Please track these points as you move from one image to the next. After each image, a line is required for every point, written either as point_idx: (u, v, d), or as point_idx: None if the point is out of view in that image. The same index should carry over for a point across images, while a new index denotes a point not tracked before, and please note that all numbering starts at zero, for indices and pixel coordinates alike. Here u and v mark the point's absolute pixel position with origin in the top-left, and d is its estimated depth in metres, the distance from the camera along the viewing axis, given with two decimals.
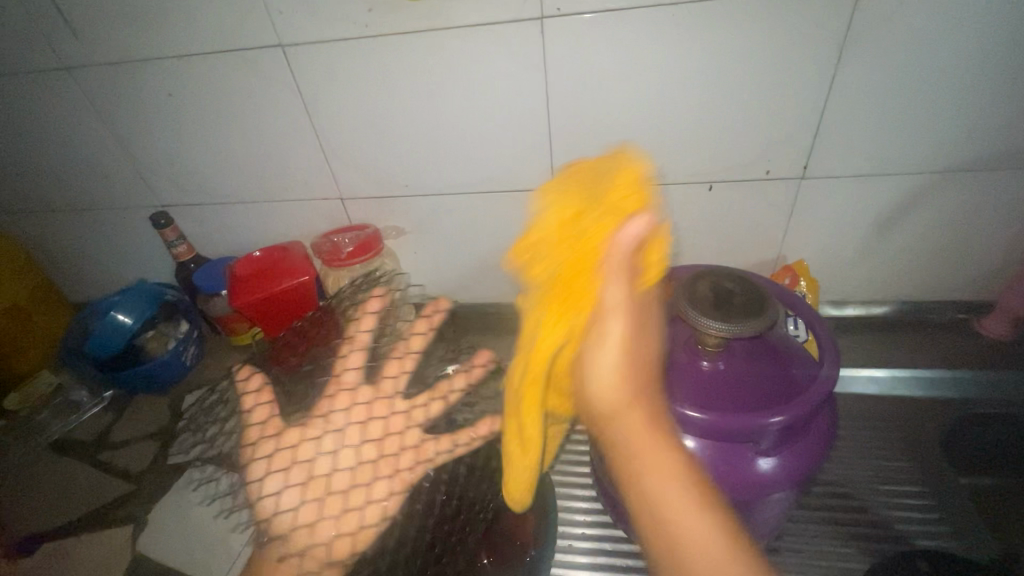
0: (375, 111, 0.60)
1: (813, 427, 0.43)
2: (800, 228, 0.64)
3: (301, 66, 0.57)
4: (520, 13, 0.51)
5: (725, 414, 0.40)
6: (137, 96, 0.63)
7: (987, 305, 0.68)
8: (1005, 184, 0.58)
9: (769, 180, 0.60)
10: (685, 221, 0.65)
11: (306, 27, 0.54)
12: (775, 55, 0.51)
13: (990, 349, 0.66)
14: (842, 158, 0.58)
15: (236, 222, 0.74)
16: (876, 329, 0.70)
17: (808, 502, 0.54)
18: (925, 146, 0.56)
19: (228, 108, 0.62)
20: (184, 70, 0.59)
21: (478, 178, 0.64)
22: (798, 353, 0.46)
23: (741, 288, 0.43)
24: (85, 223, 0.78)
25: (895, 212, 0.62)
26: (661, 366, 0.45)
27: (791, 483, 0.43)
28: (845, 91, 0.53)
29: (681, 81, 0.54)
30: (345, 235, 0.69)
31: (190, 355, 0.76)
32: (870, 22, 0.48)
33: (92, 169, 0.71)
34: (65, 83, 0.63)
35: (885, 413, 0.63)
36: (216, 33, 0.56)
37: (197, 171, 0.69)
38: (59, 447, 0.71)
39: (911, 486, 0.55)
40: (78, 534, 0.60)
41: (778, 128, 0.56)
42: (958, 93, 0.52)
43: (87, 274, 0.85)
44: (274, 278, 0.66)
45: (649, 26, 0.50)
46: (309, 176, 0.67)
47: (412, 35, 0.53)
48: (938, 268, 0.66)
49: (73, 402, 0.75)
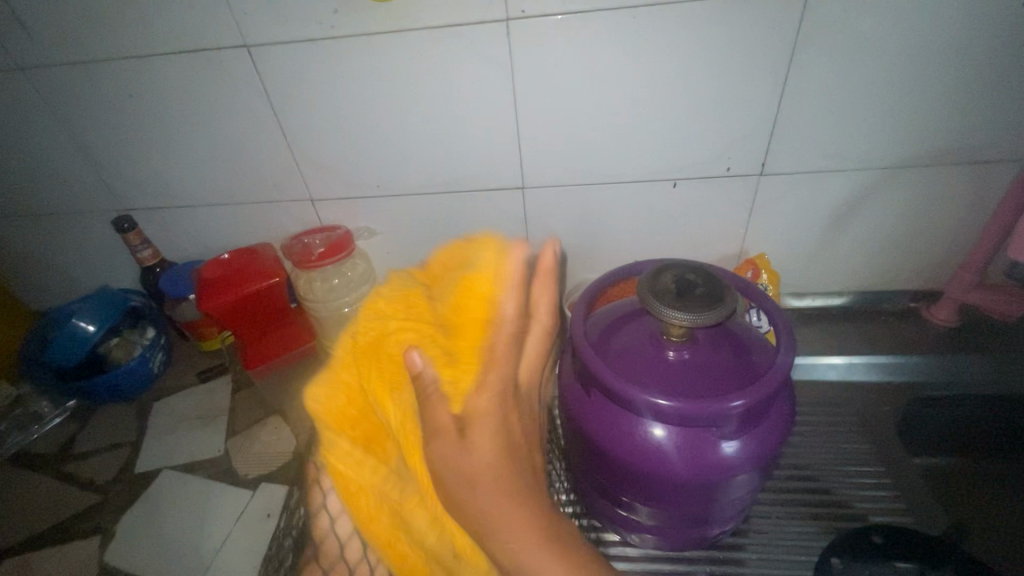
0: (343, 110, 0.60)
1: (773, 411, 0.45)
2: (760, 223, 0.67)
3: (266, 66, 0.57)
4: (486, 15, 0.52)
5: (692, 401, 0.42)
6: (96, 98, 0.61)
7: (935, 293, 0.72)
8: (945, 179, 0.62)
9: (730, 177, 0.63)
10: (652, 217, 0.67)
11: (270, 26, 0.54)
12: (733, 55, 0.53)
13: (938, 334, 0.70)
14: (797, 156, 0.61)
15: (205, 225, 0.73)
16: (836, 318, 0.74)
17: (774, 485, 0.57)
18: (872, 144, 0.59)
19: (192, 110, 0.61)
20: (145, 70, 0.58)
21: (448, 177, 0.65)
22: (758, 341, 0.48)
23: (703, 279, 0.45)
24: (43, 229, 0.76)
25: (847, 207, 0.65)
26: (630, 356, 0.47)
27: (754, 465, 0.44)
28: (797, 91, 0.55)
29: (643, 80, 0.55)
30: (315, 237, 0.69)
31: (158, 362, 0.74)
32: (817, 24, 0.51)
33: (51, 175, 0.69)
34: (19, 84, 0.61)
35: (844, 397, 0.66)
36: (179, 33, 0.55)
37: (161, 174, 0.68)
38: (19, 461, 0.68)
39: (869, 467, 0.58)
40: (42, 547, 0.58)
41: (737, 128, 0.58)
42: (900, 92, 0.55)
43: (44, 282, 0.82)
44: (243, 281, 0.65)
45: (610, 28, 0.52)
46: (278, 178, 0.67)
47: (377, 37, 0.54)
48: (888, 259, 0.70)
49: (31, 415, 0.72)
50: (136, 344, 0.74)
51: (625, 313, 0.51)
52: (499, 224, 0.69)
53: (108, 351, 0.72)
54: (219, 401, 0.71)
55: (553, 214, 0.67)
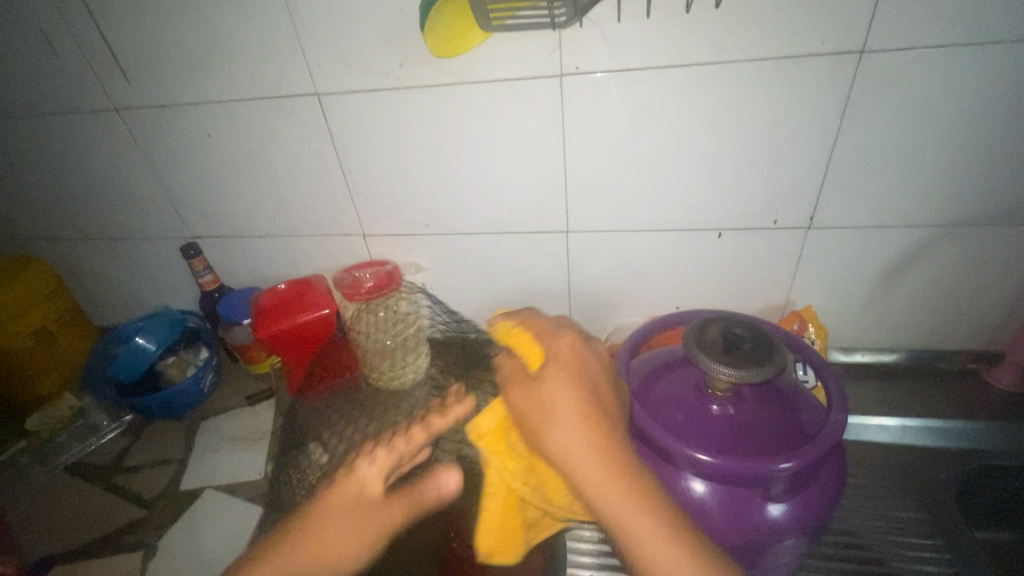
0: (400, 152, 0.63)
1: (823, 473, 0.44)
2: (807, 275, 0.66)
3: (332, 111, 0.61)
4: (539, 71, 0.55)
5: (735, 459, 0.41)
6: (178, 136, 0.67)
7: (995, 355, 0.69)
8: (1006, 239, 0.59)
9: (776, 229, 0.63)
10: (694, 264, 0.67)
11: (341, 77, 0.58)
12: (781, 111, 0.54)
13: (1001, 399, 0.66)
14: (846, 210, 0.60)
15: (263, 255, 0.77)
16: (885, 376, 0.71)
17: (821, 550, 0.54)
18: (923, 201, 0.58)
19: (261, 149, 0.66)
20: (224, 112, 0.64)
21: (494, 219, 0.67)
22: (805, 398, 0.47)
23: (750, 333, 0.45)
24: (117, 252, 0.82)
25: (899, 263, 0.63)
26: (672, 407, 0.47)
27: (801, 531, 0.43)
28: (848, 146, 0.55)
29: (689, 131, 0.56)
30: (365, 270, 0.72)
31: (208, 382, 0.77)
32: (867, 84, 0.51)
33: (130, 202, 0.75)
34: (113, 122, 0.68)
35: (897, 463, 0.62)
36: (256, 82, 0.60)
37: (229, 206, 0.73)
38: (73, 470, 0.72)
39: (924, 538, 0.55)
40: (88, 557, 0.60)
41: (784, 181, 0.59)
42: (955, 150, 0.54)
43: (113, 299, 0.88)
44: (296, 311, 0.69)
45: (659, 85, 0.54)
46: (334, 214, 0.71)
47: (436, 89, 0.57)
48: (943, 318, 0.67)
49: (90, 426, 0.77)
50: (189, 364, 0.77)
51: (666, 362, 0.51)
52: (540, 265, 0.71)
53: (164, 368, 0.76)
54: (261, 424, 0.73)
55: (593, 257, 0.68)
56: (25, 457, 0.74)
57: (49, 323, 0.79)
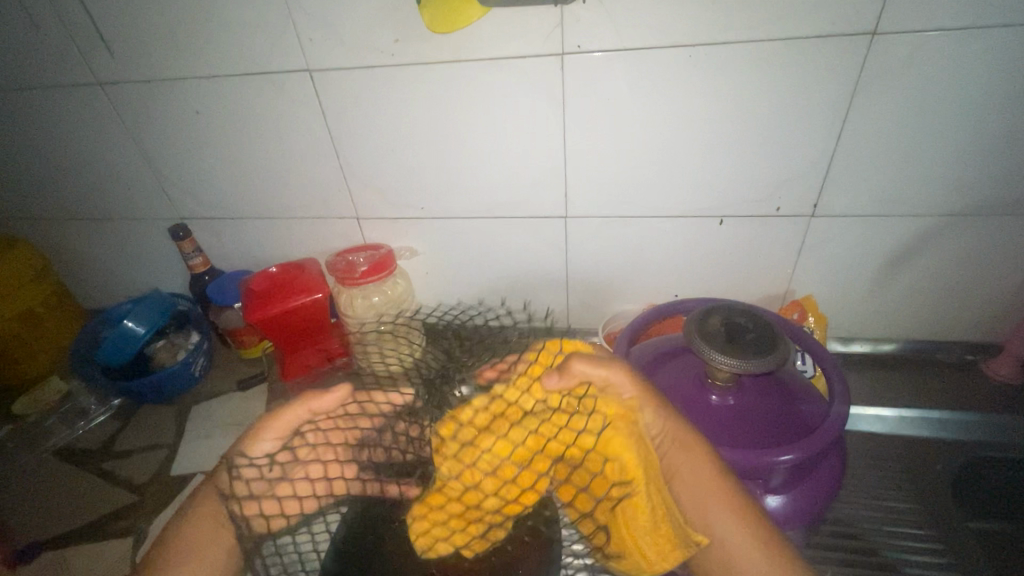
0: (395, 132, 0.61)
1: (821, 466, 0.44)
2: (808, 264, 0.65)
3: (324, 89, 0.59)
4: (541, 49, 0.53)
5: (734, 450, 0.41)
6: (165, 112, 0.65)
7: (994, 346, 0.69)
8: (1011, 228, 0.59)
9: (779, 216, 0.61)
10: (695, 251, 0.66)
11: (335, 53, 0.56)
12: (789, 94, 0.52)
13: (999, 390, 0.66)
14: (852, 198, 0.59)
15: (254, 237, 0.76)
16: (883, 366, 0.71)
17: (817, 540, 0.54)
18: (930, 190, 0.57)
19: (251, 128, 0.64)
20: (213, 89, 0.61)
21: (492, 203, 0.65)
22: (806, 389, 0.46)
23: (753, 324, 0.44)
24: (104, 232, 0.79)
25: (903, 252, 0.62)
26: (672, 396, 0.46)
27: (798, 522, 0.43)
28: (856, 131, 0.54)
29: (693, 115, 0.55)
30: (359, 254, 0.70)
31: (199, 366, 0.76)
32: (877, 69, 0.50)
33: (116, 181, 0.73)
34: (96, 97, 0.65)
35: (894, 453, 0.62)
36: (246, 56, 0.58)
37: (219, 186, 0.71)
38: (62, 454, 0.70)
39: (919, 528, 0.55)
40: (79, 543, 0.59)
41: (789, 166, 0.57)
42: (965, 137, 0.53)
43: (101, 280, 0.86)
44: (287, 295, 0.67)
45: (664, 66, 0.52)
46: (327, 196, 0.69)
47: (434, 66, 0.55)
48: (943, 308, 0.67)
49: (79, 410, 0.75)
50: (180, 347, 0.77)
51: (667, 350, 0.50)
52: (538, 251, 0.69)
53: (155, 352, 0.76)
54: (254, 409, 0.72)
55: (590, 243, 0.67)
56: (13, 440, 0.73)
57: (35, 305, 0.77)
